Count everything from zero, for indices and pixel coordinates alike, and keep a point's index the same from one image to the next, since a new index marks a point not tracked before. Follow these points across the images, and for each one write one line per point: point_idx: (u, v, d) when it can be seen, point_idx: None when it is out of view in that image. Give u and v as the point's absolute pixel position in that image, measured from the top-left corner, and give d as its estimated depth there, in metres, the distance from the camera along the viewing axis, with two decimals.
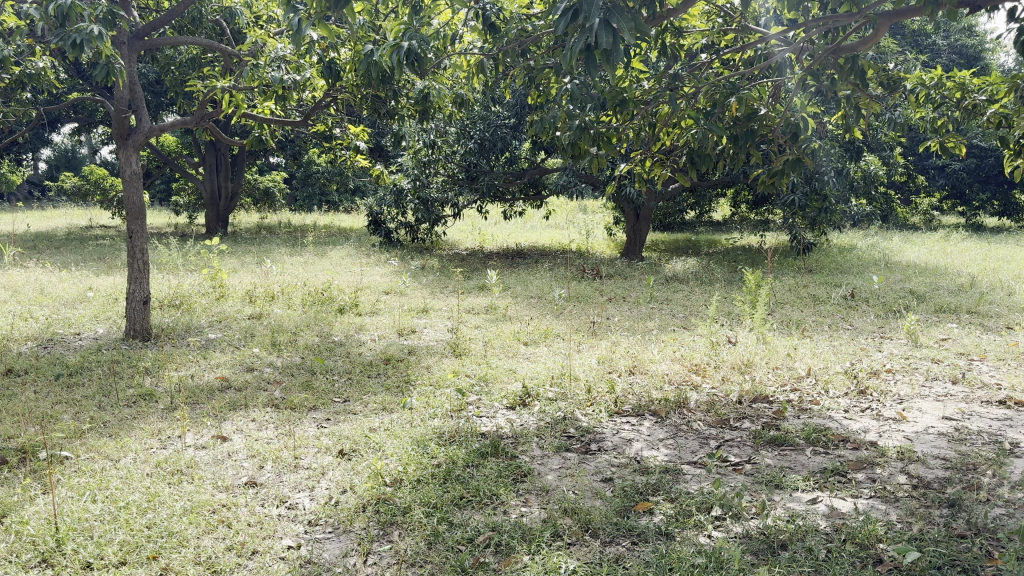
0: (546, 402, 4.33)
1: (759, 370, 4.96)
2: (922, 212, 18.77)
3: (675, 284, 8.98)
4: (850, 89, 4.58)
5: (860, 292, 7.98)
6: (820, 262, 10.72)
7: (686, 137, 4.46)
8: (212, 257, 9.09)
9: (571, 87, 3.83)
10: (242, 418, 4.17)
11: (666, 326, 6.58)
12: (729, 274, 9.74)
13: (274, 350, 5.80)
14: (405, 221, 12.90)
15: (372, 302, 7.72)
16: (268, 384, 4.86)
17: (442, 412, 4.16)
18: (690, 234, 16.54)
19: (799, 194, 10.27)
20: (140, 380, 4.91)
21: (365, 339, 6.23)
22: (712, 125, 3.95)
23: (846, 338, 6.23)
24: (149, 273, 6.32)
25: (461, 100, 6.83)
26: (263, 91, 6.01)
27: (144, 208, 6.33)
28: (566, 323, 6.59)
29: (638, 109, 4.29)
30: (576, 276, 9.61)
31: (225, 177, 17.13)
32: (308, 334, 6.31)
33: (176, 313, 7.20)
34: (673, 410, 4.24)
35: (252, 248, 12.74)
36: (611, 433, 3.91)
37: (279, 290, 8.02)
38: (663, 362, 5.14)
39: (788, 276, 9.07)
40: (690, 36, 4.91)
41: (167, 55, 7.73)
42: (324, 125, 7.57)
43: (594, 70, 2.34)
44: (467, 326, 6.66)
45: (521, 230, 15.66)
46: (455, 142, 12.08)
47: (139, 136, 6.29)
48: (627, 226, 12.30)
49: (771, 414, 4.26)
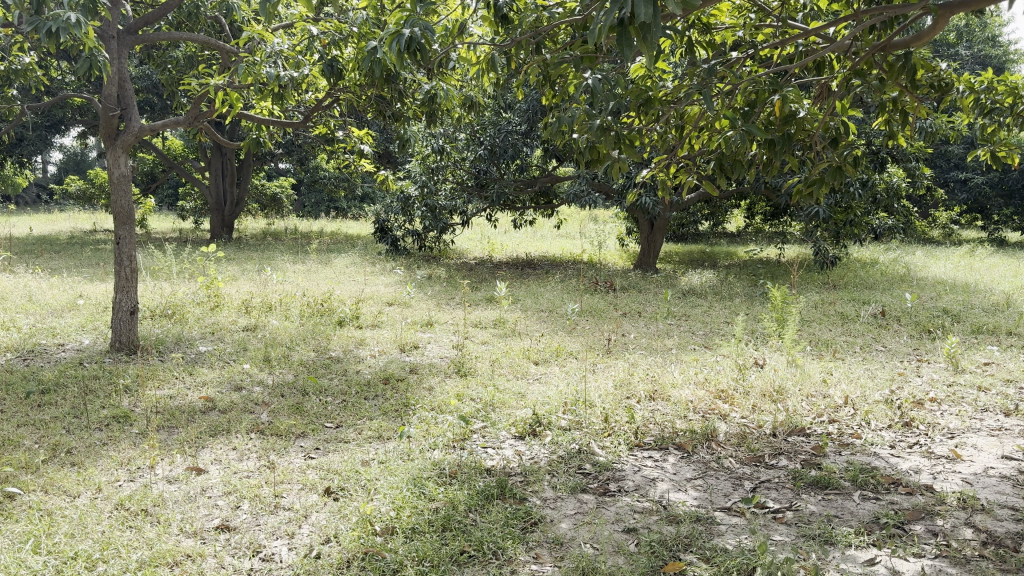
0: (558, 432, 3.91)
1: (791, 399, 4.53)
2: (944, 226, 18.25)
3: (693, 298, 8.55)
4: (896, 91, 4.14)
5: (891, 311, 7.53)
6: (844, 277, 10.26)
7: (716, 141, 4.03)
8: (209, 264, 8.72)
9: (593, 81, 3.42)
10: (222, 447, 3.78)
11: (685, 345, 6.16)
12: (749, 288, 9.30)
13: (266, 366, 5.41)
14: (412, 229, 12.52)
15: (375, 314, 7.33)
16: (255, 407, 4.46)
17: (443, 443, 3.75)
18: (705, 247, 16.18)
19: (824, 206, 9.83)
20: (117, 399, 4.52)
21: (363, 355, 5.83)
22: (749, 125, 3.51)
23: (881, 362, 5.79)
24: (137, 282, 5.94)
25: (470, 102, 6.43)
26: (259, 90, 5.63)
27: (133, 212, 5.96)
28: (579, 340, 6.18)
29: (665, 109, 3.87)
30: (589, 288, 9.20)
31: (230, 182, 16.81)
32: (304, 348, 5.92)
33: (167, 324, 6.82)
34: (700, 443, 3.82)
35: (255, 255, 12.41)
36: (632, 471, 3.48)
37: (277, 300, 7.63)
38: (686, 387, 4.72)
39: (813, 292, 8.62)
40: (720, 34, 4.50)
41: (165, 53, 7.39)
42: (326, 128, 7.19)
43: (628, 50, 1.92)
44: (474, 341, 6.26)
45: (530, 240, 15.27)
46: (464, 149, 11.70)
47: (129, 136, 5.91)
48: (641, 237, 11.87)
49: (809, 450, 3.83)
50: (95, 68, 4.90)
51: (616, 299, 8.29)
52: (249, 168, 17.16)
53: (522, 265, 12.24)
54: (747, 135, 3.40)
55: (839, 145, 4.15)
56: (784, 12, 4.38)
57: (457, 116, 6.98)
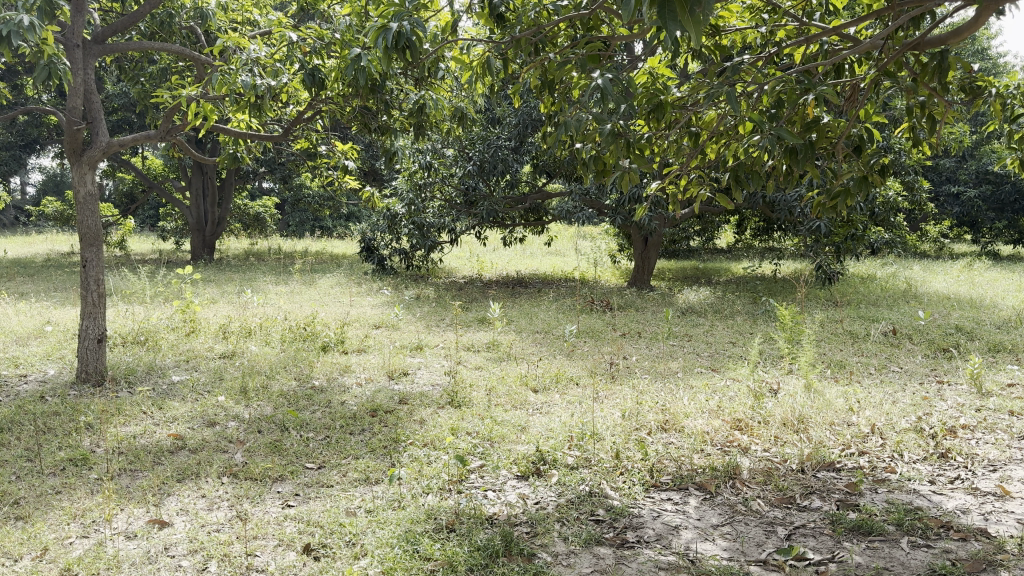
0: (564, 471, 3.53)
1: (816, 430, 4.17)
2: (937, 240, 18.08)
3: (693, 317, 8.21)
4: (925, 95, 3.81)
5: (902, 329, 7.22)
6: (846, 294, 9.95)
7: (733, 150, 3.68)
8: (186, 287, 8.29)
9: (602, 81, 3.07)
10: (191, 494, 3.38)
11: (692, 368, 5.81)
12: (750, 306, 8.97)
13: (243, 398, 4.99)
14: (399, 247, 12.13)
15: (361, 338, 6.93)
16: (229, 446, 4.05)
17: (437, 486, 3.36)
18: (697, 263, 15.91)
19: (826, 220, 9.55)
20: (77, 439, 4.10)
21: (349, 384, 5.43)
22: (777, 129, 3.15)
23: (899, 384, 5.45)
24: (104, 308, 5.53)
25: (459, 114, 6.08)
26: (235, 100, 5.26)
27: (101, 233, 5.55)
28: (581, 364, 5.80)
29: (678, 114, 3.51)
30: (584, 307, 8.84)
31: (212, 202, 16.38)
32: (285, 377, 5.51)
33: (139, 352, 6.40)
34: (723, 481, 3.45)
35: (236, 276, 11.97)
36: (651, 517, 3.10)
37: (257, 324, 7.22)
38: (699, 416, 4.35)
39: (818, 310, 8.30)
40: (732, 35, 4.18)
41: (137, 65, 7.01)
42: (308, 142, 6.82)
43: (671, 26, 1.57)
44: (467, 366, 5.88)
45: (520, 258, 14.91)
46: (452, 165, 11.35)
47: (96, 151, 5.52)
48: (635, 254, 11.54)
49: (842, 488, 3.47)
50: (54, 78, 4.52)
51: (613, 319, 7.94)
52: (231, 187, 16.74)
53: (512, 284, 11.88)
54: (775, 140, 3.04)
55: (864, 154, 3.80)
56: (798, 11, 4.07)
57: (446, 130, 6.65)
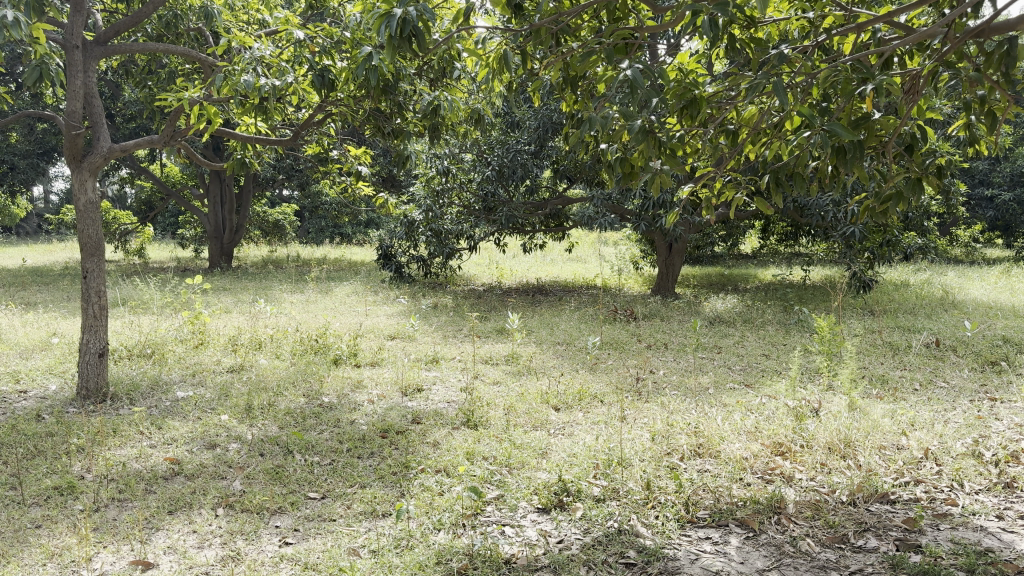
0: (591, 504, 3.21)
1: (865, 456, 3.83)
2: (968, 245, 17.54)
3: (722, 327, 7.85)
4: (986, 88, 3.44)
5: (945, 340, 6.82)
6: (881, 302, 9.53)
7: (773, 150, 3.33)
8: (196, 297, 8.06)
9: (629, 73, 2.76)
10: (181, 528, 3.10)
11: (724, 385, 5.46)
12: (781, 315, 8.58)
13: (247, 416, 4.72)
14: (417, 255, 11.86)
15: (374, 350, 6.65)
16: (228, 472, 3.78)
17: (450, 522, 3.05)
18: (722, 269, 15.47)
19: (861, 225, 9.14)
20: (66, 464, 3.84)
21: (360, 400, 5.13)
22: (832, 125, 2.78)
23: (949, 402, 5.07)
24: (106, 321, 5.29)
25: (476, 115, 5.78)
26: (240, 103, 5.00)
27: (101, 242, 5.31)
28: (605, 379, 5.47)
29: (712, 111, 3.18)
30: (607, 316, 8.50)
31: (229, 209, 16.23)
32: (292, 394, 5.22)
33: (145, 365, 6.16)
34: (767, 517, 3.13)
35: (251, 285, 11.76)
36: (687, 560, 2.78)
37: (268, 336, 6.96)
38: (737, 440, 4.02)
39: (854, 320, 7.90)
40: (768, 28, 3.84)
41: (144, 68, 6.80)
42: (319, 147, 6.56)
43: None
44: (484, 381, 5.57)
45: (541, 265, 14.59)
46: (470, 170, 11.07)
47: (97, 157, 5.27)
48: (658, 260, 11.20)
49: (900, 524, 3.12)
50: (47, 80, 4.29)
51: (638, 330, 7.59)
52: (249, 194, 16.58)
53: (533, 292, 11.58)
54: (829, 137, 2.70)
55: (919, 154, 3.43)
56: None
57: (462, 133, 6.36)
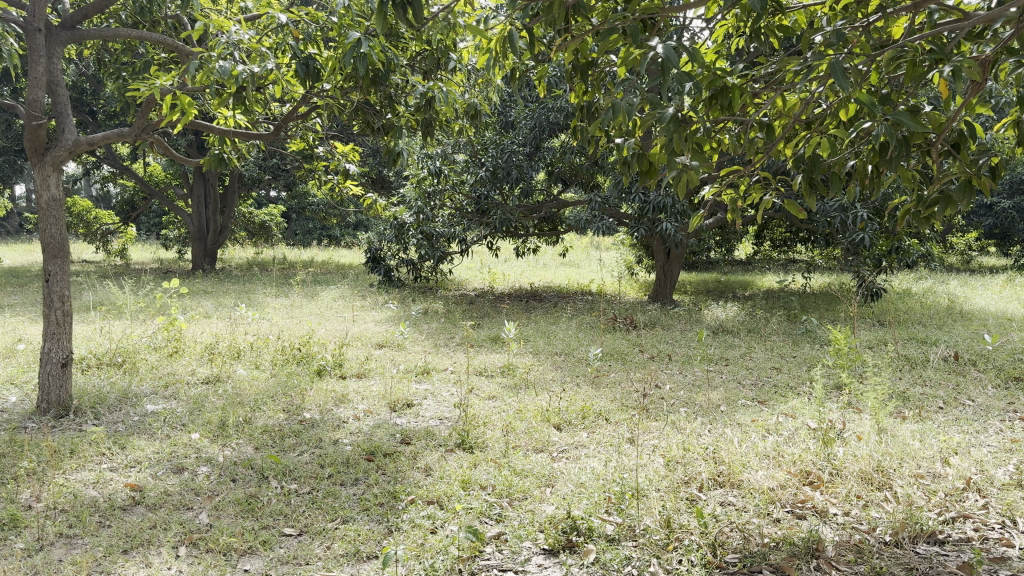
0: (604, 545, 2.84)
1: (902, 487, 3.47)
2: (967, 253, 17.28)
3: (726, 337, 7.50)
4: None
5: (964, 354, 6.48)
6: (888, 311, 9.21)
7: (813, 145, 2.94)
8: (173, 302, 7.63)
9: (660, 52, 2.36)
10: (134, 573, 2.70)
11: (736, 402, 5.10)
12: (787, 325, 8.24)
13: (220, 435, 4.31)
14: (406, 258, 11.45)
15: (361, 360, 6.25)
16: (194, 502, 3.38)
17: (443, 567, 2.66)
18: (718, 275, 15.17)
19: (869, 231, 8.82)
20: (13, 492, 3.42)
21: (344, 417, 4.73)
22: (894, 116, 2.40)
23: (978, 422, 4.72)
24: (69, 329, 4.86)
25: (472, 111, 5.40)
26: (216, 92, 4.60)
27: (65, 242, 4.88)
28: (607, 395, 5.10)
29: (745, 101, 2.79)
30: (606, 325, 8.13)
31: (214, 210, 15.78)
32: (271, 409, 4.81)
33: (114, 376, 5.74)
34: (805, 562, 2.78)
35: (234, 288, 11.31)
36: None
37: (248, 344, 6.55)
38: (760, 467, 3.65)
39: (864, 331, 7.56)
40: (797, 12, 3.47)
41: (117, 58, 6.37)
42: (304, 143, 6.16)
43: None
44: (479, 396, 5.18)
45: (534, 270, 14.21)
46: (463, 171, 10.68)
47: (61, 150, 4.84)
48: (656, 266, 10.84)
49: (956, 571, 2.76)
50: None
51: (639, 339, 7.22)
52: (234, 194, 16.12)
53: (526, 298, 11.19)
54: (892, 128, 2.36)
55: (971, 152, 3.06)
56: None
57: (457, 130, 5.98)
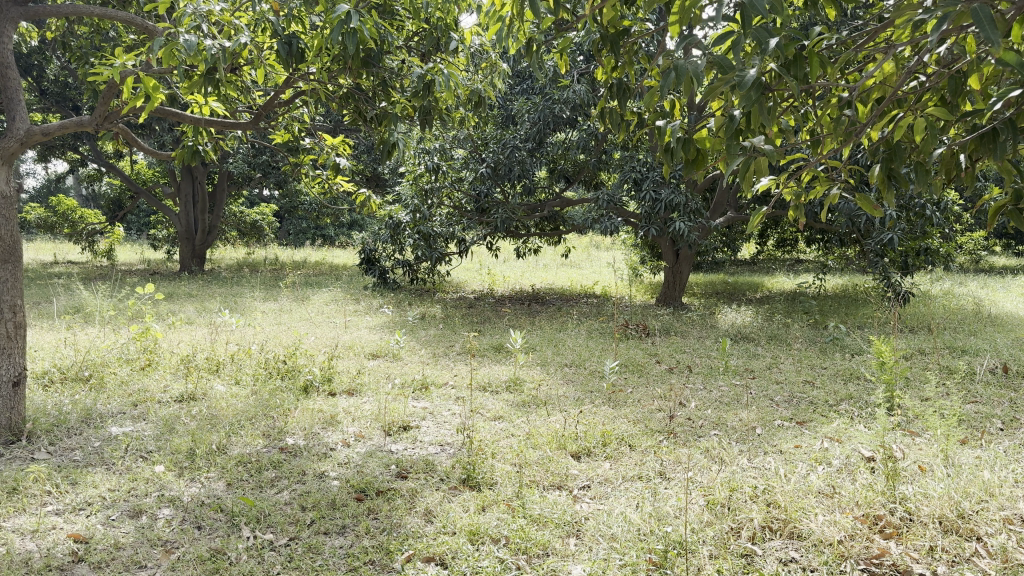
0: None
1: (994, 537, 2.90)
2: (979, 254, 16.75)
3: (749, 346, 6.94)
4: None
5: (1012, 365, 5.92)
6: (916, 315, 8.66)
7: (901, 125, 2.35)
8: (151, 308, 7.04)
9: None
10: None
11: (772, 423, 4.55)
12: (812, 331, 7.68)
13: (187, 468, 3.74)
14: (402, 259, 10.89)
15: (353, 373, 5.69)
16: (150, 558, 2.82)
17: None
18: (725, 277, 14.61)
19: (897, 231, 8.26)
20: None
21: (331, 444, 4.16)
22: None
23: None
24: (21, 344, 4.24)
25: (475, 97, 4.84)
26: (186, 74, 4.01)
27: (16, 246, 4.25)
28: (628, 416, 4.53)
29: (826, 70, 2.20)
30: (618, 331, 7.57)
31: (203, 209, 15.16)
32: (249, 434, 4.25)
33: (79, 392, 5.17)
34: None
35: (221, 291, 10.73)
36: None
37: (228, 356, 5.98)
38: (823, 511, 3.09)
39: (897, 338, 7.00)
40: None
41: (85, 40, 5.78)
42: (289, 135, 5.58)
43: None
44: (485, 416, 4.63)
45: (535, 271, 13.66)
46: (462, 168, 10.12)
47: (10, 141, 4.19)
48: (665, 268, 10.29)
49: None
50: None
51: (655, 348, 6.68)
52: (223, 192, 15.52)
53: (528, 301, 10.64)
54: None
55: None
56: None
57: (458, 121, 5.42)
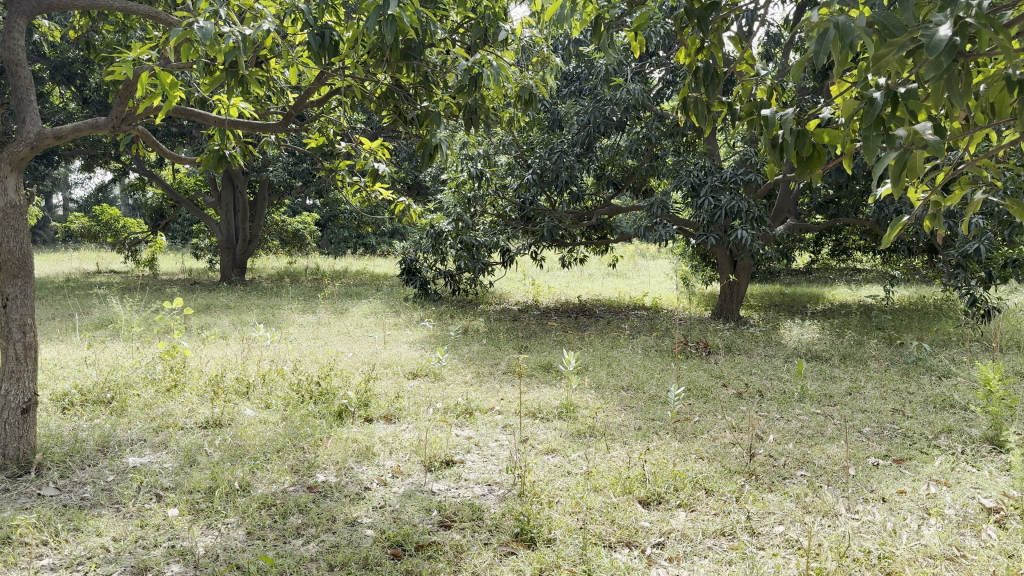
0: None
1: None
2: None
3: (822, 366, 6.33)
4: None
5: None
6: (1004, 331, 7.89)
7: None
8: (181, 323, 6.69)
9: None
10: None
11: (865, 462, 3.97)
12: (889, 350, 7.01)
13: (204, 512, 3.31)
14: (444, 269, 10.45)
15: (391, 395, 5.25)
16: None
17: None
18: (782, 288, 13.91)
19: (983, 240, 7.55)
20: None
21: (365, 482, 3.70)
22: None
23: None
24: (29, 366, 3.82)
25: (525, 94, 4.34)
26: (206, 69, 3.60)
27: (28, 258, 3.84)
28: (699, 454, 3.98)
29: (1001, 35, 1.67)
30: (676, 348, 7.00)
31: (244, 218, 14.93)
32: (276, 469, 3.81)
33: (100, 416, 4.80)
34: None
35: (259, 303, 10.40)
36: None
37: (258, 376, 5.57)
38: None
39: (990, 357, 6.31)
40: None
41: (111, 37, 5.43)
42: (325, 139, 5.17)
43: None
44: (535, 450, 4.12)
45: (581, 282, 13.13)
46: (506, 173, 9.65)
47: (19, 145, 3.78)
48: (721, 280, 9.68)
49: None
50: None
51: (718, 369, 6.11)
52: (263, 201, 15.27)
53: (576, 314, 10.11)
54: None
55: None
56: None
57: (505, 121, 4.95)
